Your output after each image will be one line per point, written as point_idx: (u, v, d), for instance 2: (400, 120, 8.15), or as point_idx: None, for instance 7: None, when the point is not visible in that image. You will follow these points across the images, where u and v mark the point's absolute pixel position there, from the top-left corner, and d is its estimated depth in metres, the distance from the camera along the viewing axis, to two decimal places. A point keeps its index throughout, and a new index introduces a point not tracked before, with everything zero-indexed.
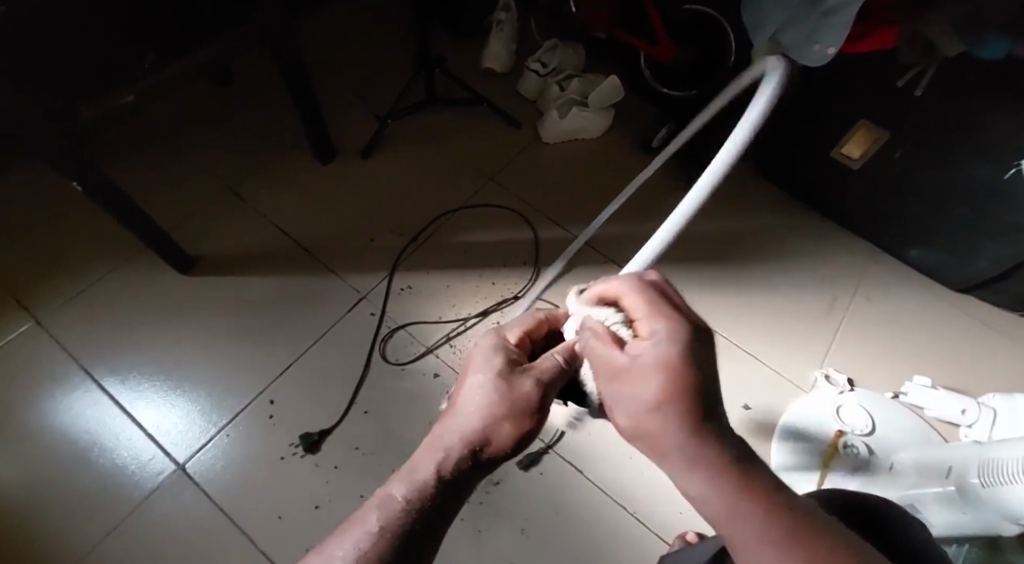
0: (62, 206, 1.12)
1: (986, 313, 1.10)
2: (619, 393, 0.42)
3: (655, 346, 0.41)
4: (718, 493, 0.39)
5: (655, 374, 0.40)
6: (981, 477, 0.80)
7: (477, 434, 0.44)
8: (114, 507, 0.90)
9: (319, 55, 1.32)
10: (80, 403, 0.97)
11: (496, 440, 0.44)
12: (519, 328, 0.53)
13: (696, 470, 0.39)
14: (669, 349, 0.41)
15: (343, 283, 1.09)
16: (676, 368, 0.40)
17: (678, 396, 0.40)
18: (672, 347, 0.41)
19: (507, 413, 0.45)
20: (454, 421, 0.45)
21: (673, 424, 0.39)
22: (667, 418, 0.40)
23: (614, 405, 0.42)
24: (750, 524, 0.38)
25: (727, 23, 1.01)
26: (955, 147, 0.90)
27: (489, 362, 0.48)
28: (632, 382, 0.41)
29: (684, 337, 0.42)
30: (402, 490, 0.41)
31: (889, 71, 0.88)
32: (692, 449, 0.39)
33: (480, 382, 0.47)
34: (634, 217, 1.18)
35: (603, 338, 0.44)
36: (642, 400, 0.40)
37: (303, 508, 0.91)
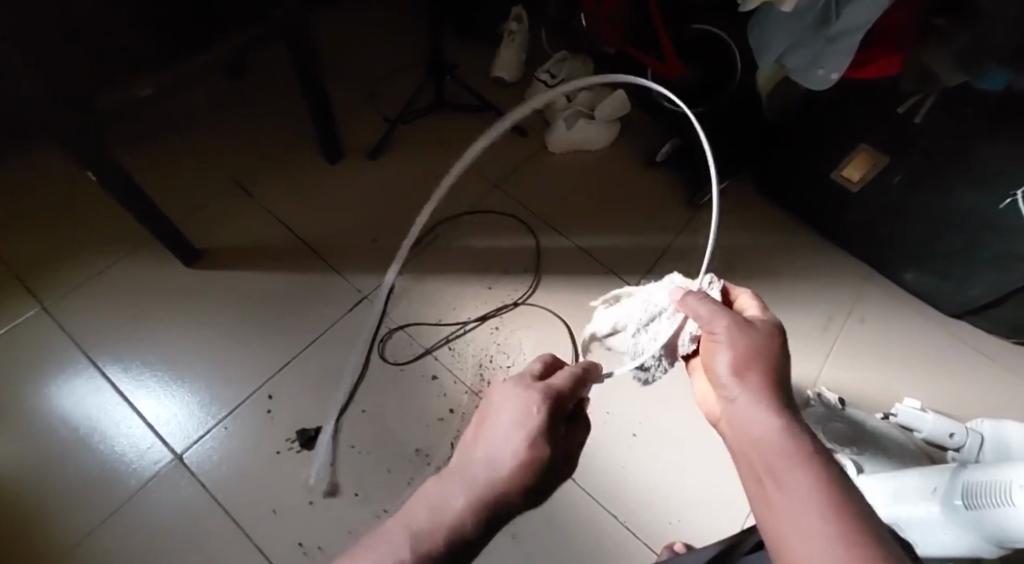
0: (73, 193, 1.14)
1: (979, 340, 1.12)
2: (717, 336, 0.55)
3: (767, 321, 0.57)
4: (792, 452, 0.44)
5: (753, 355, 0.52)
6: (966, 499, 0.79)
7: (511, 476, 0.44)
8: (111, 493, 0.91)
9: (331, 55, 1.34)
10: (82, 389, 0.98)
11: (533, 481, 0.45)
12: (567, 381, 0.53)
13: (756, 396, 0.50)
14: (758, 340, 0.54)
15: (346, 282, 1.11)
16: (760, 356, 0.52)
17: (764, 354, 0.53)
18: (773, 326, 0.56)
19: (536, 482, 0.45)
20: (479, 464, 0.46)
21: (756, 380, 0.51)
22: (749, 373, 0.51)
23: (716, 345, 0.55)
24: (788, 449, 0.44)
25: (735, 46, 1.07)
26: (951, 175, 0.92)
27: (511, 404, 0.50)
28: (742, 336, 0.54)
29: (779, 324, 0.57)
30: (427, 536, 0.41)
31: (890, 97, 0.91)
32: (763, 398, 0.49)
33: (508, 424, 0.48)
34: (636, 229, 1.20)
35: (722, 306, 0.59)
36: (738, 337, 0.54)
37: (296, 503, 0.92)
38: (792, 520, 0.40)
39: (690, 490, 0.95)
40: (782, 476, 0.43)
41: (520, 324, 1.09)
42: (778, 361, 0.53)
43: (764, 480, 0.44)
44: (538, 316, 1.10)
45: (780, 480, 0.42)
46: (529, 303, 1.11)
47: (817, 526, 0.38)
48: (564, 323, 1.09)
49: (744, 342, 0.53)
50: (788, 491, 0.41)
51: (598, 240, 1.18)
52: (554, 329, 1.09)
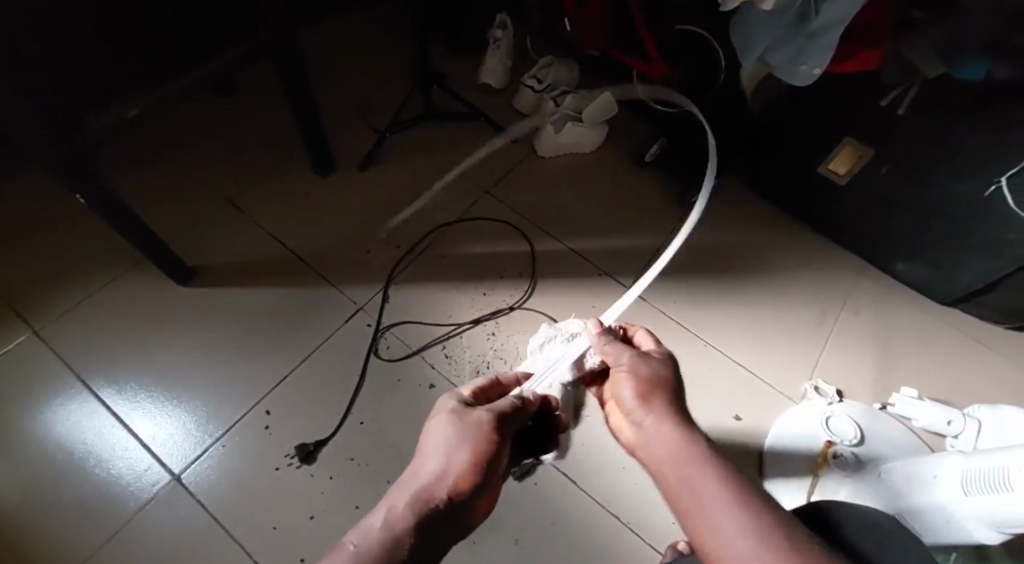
0: (63, 216, 1.13)
1: (972, 326, 1.13)
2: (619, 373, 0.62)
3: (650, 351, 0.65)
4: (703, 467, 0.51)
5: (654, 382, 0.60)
6: (965, 487, 0.79)
7: (447, 465, 0.52)
8: (108, 516, 0.91)
9: (319, 68, 1.35)
10: (76, 413, 0.97)
11: (469, 477, 0.51)
12: (472, 385, 0.65)
13: (663, 422, 0.56)
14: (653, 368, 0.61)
15: (341, 294, 1.11)
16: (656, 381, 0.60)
17: (658, 385, 0.60)
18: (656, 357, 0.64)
19: (468, 442, 0.54)
20: (420, 482, 0.51)
21: (660, 404, 0.58)
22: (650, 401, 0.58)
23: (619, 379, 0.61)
24: (697, 466, 0.51)
25: (718, 45, 1.06)
26: (937, 164, 0.93)
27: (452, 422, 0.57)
28: (641, 369, 0.61)
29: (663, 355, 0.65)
30: (358, 534, 0.44)
31: (873, 90, 0.92)
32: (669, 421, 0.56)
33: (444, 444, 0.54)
34: (628, 230, 1.20)
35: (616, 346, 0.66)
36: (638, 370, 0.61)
37: (297, 519, 0.91)
38: (712, 527, 0.46)
39: None
40: (696, 491, 0.49)
41: (516, 328, 1.09)
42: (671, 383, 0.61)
43: (683, 499, 0.50)
44: (534, 320, 1.10)
45: (695, 497, 0.49)
46: (525, 307, 1.11)
47: (733, 528, 0.45)
48: None
49: (643, 370, 0.61)
50: (703, 503, 0.48)
51: (592, 242, 1.19)
52: None
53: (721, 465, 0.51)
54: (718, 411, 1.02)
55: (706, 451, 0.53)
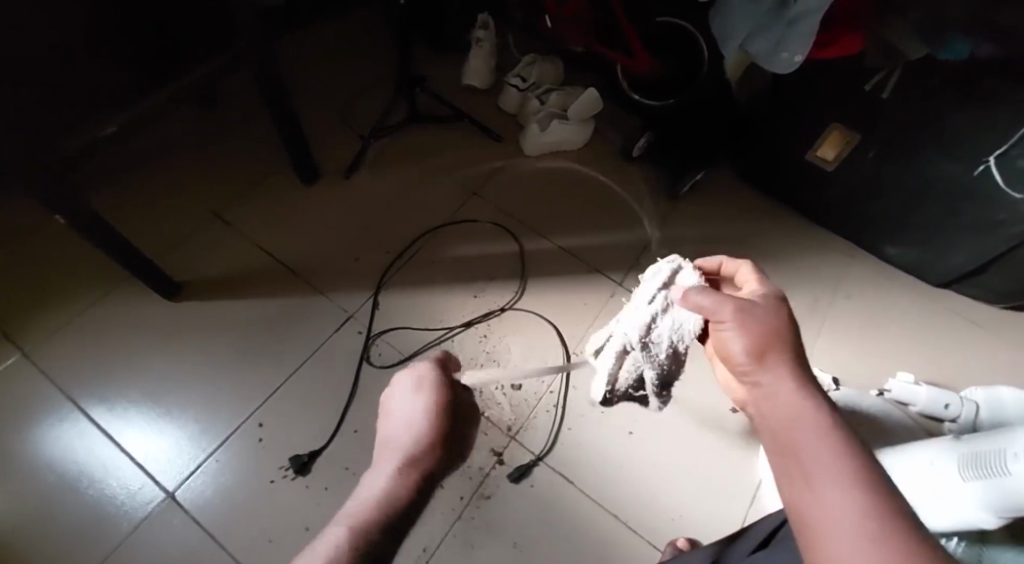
0: (47, 236, 1.13)
1: (968, 308, 1.12)
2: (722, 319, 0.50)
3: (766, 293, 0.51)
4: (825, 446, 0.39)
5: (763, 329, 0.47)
6: (965, 472, 0.78)
7: (418, 443, 0.60)
8: (103, 537, 0.90)
9: (301, 76, 1.34)
10: (67, 434, 0.97)
11: (437, 448, 0.61)
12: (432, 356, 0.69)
13: (782, 383, 0.44)
14: (761, 310, 0.48)
15: (330, 302, 1.10)
16: (767, 327, 0.47)
17: (781, 336, 0.47)
18: (776, 301, 0.50)
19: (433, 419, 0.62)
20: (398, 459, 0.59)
21: (782, 363, 0.45)
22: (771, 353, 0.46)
23: (719, 328, 0.50)
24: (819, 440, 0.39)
25: (699, 35, 1.07)
26: (924, 147, 0.92)
27: (409, 414, 0.63)
28: (752, 318, 0.48)
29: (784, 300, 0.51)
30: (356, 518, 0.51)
31: (857, 74, 0.91)
32: (795, 383, 0.44)
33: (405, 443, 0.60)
34: (617, 225, 1.20)
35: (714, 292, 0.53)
36: (747, 316, 0.48)
37: (294, 531, 0.91)
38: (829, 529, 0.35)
39: (691, 483, 0.95)
40: (817, 472, 0.37)
41: (509, 329, 1.08)
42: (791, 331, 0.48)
43: (793, 472, 0.39)
44: (525, 320, 1.09)
45: (813, 479, 0.37)
46: (516, 308, 1.10)
47: (856, 533, 0.33)
48: (552, 325, 1.09)
49: (757, 318, 0.48)
50: (813, 486, 0.37)
51: (581, 239, 1.18)
52: (542, 332, 1.08)
53: (861, 450, 0.38)
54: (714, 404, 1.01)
55: (840, 425, 0.40)
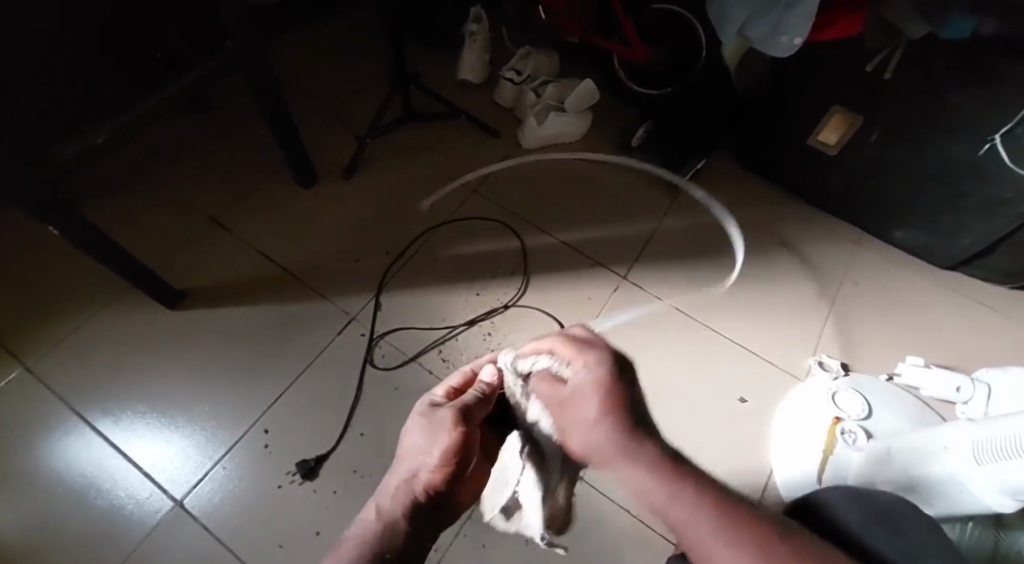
0: (47, 249, 1.12)
1: (977, 290, 1.11)
2: (570, 421, 0.46)
3: (587, 373, 0.45)
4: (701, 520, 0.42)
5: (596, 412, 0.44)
6: (977, 456, 0.77)
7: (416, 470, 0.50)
8: (113, 548, 0.90)
9: (294, 78, 1.33)
10: (74, 446, 0.96)
11: (437, 467, 0.49)
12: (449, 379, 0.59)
13: (635, 468, 0.44)
14: (594, 400, 0.45)
15: (331, 305, 1.09)
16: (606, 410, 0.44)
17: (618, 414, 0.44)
18: (601, 381, 0.45)
19: (433, 441, 0.51)
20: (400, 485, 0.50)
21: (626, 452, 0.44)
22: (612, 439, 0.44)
23: (568, 429, 0.46)
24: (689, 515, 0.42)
25: (699, 23, 1.03)
26: (927, 128, 0.91)
27: (413, 446, 0.52)
28: (590, 422, 0.44)
29: (612, 365, 0.46)
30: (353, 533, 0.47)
31: (858, 56, 0.89)
32: (649, 467, 0.43)
33: (419, 430, 0.53)
34: (618, 218, 1.18)
35: (552, 379, 0.48)
36: (587, 424, 0.44)
37: (305, 536, 0.90)
38: None
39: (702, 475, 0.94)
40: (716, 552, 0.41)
41: (512, 327, 1.07)
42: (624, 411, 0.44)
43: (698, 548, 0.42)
44: (529, 317, 1.08)
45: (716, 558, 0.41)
46: (519, 305, 1.09)
47: None
48: (556, 320, 1.08)
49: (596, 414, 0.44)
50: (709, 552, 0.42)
51: (582, 233, 1.17)
52: (546, 328, 1.07)
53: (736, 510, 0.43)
54: (722, 395, 1.01)
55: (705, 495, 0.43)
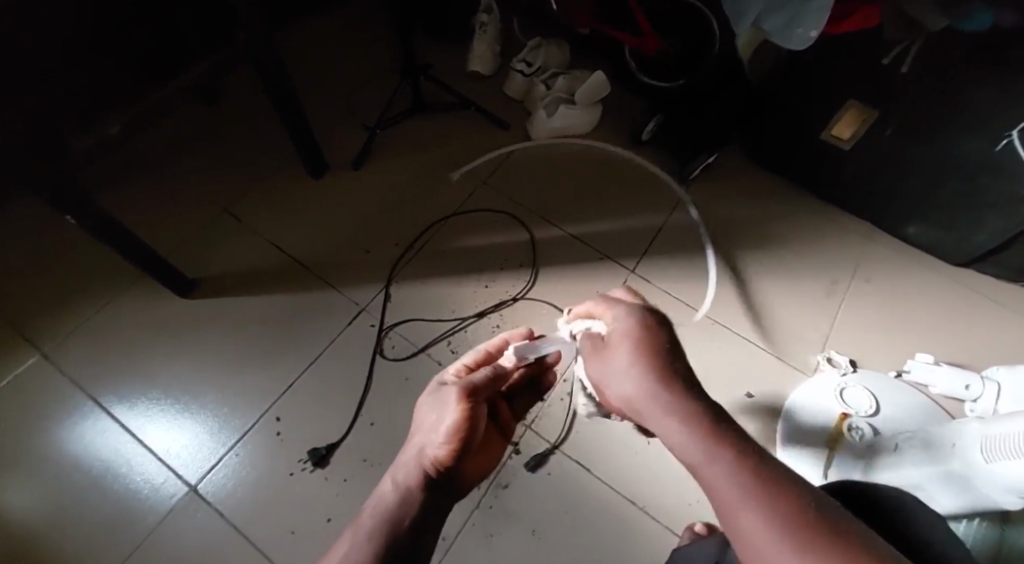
0: (60, 238, 1.14)
1: (987, 286, 1.10)
2: (603, 368, 0.49)
3: (620, 324, 0.50)
4: (727, 467, 0.40)
5: (623, 344, 0.48)
6: (987, 452, 0.76)
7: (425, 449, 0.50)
8: (130, 532, 0.91)
9: (304, 68, 1.33)
10: (90, 431, 0.98)
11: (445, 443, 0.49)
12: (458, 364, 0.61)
13: (667, 415, 0.43)
14: (630, 329, 0.49)
15: (341, 295, 1.10)
16: (634, 338, 0.48)
17: (646, 362, 0.46)
18: (633, 326, 0.49)
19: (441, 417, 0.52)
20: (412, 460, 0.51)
21: (646, 378, 0.45)
22: (638, 380, 0.45)
23: (604, 380, 0.49)
24: (716, 461, 0.40)
25: (710, 14, 1.04)
26: (942, 123, 0.91)
27: (430, 425, 0.52)
28: (626, 348, 0.47)
29: (642, 318, 0.50)
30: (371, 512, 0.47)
31: (875, 49, 0.89)
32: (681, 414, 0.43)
33: (429, 407, 0.54)
34: (626, 212, 1.18)
35: (594, 338, 0.52)
36: (618, 371, 0.47)
37: (316, 521, 0.92)
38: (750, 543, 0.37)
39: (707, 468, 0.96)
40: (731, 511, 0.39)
41: (520, 321, 1.07)
42: (651, 347, 0.47)
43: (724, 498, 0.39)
44: (536, 310, 1.08)
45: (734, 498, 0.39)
46: (527, 298, 1.09)
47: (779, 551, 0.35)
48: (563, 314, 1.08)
49: (635, 338, 0.48)
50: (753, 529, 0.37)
51: (590, 226, 1.17)
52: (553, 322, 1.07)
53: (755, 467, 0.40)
54: (729, 390, 1.01)
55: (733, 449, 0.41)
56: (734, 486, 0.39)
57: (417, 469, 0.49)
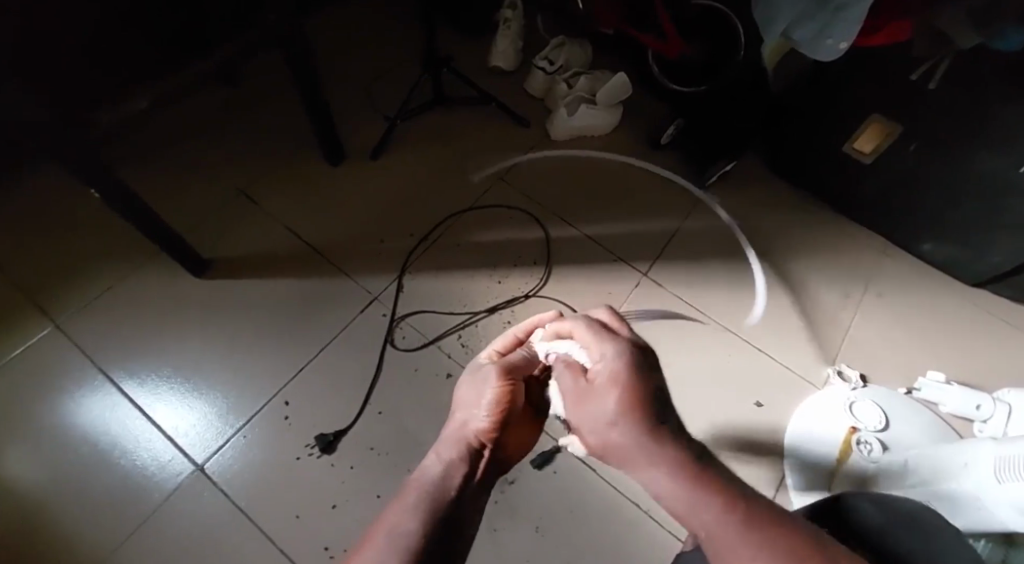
0: (77, 212, 1.14)
1: (1001, 307, 1.10)
2: (586, 412, 0.46)
3: (606, 364, 0.46)
4: (719, 520, 0.38)
5: (610, 387, 0.44)
6: (1000, 474, 0.76)
7: (469, 423, 0.50)
8: (134, 508, 0.92)
9: (326, 56, 1.33)
10: (99, 405, 0.98)
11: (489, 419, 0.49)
12: (489, 349, 0.60)
13: (657, 468, 0.41)
14: (618, 368, 0.45)
15: (354, 283, 1.10)
16: (621, 380, 0.44)
17: (636, 408, 0.42)
18: (621, 365, 0.45)
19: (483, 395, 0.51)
20: (456, 434, 0.50)
21: (632, 423, 0.42)
22: (625, 429, 0.42)
23: (585, 420, 0.46)
24: (709, 518, 0.38)
25: (736, 17, 1.03)
26: (967, 141, 0.90)
27: (473, 402, 0.51)
28: (616, 388, 0.44)
29: (632, 356, 0.46)
30: (419, 482, 0.45)
31: (903, 64, 0.88)
32: (672, 468, 0.41)
33: (468, 387, 0.54)
34: (643, 215, 1.18)
35: (575, 370, 0.48)
36: (602, 418, 0.44)
37: (321, 507, 0.92)
38: None
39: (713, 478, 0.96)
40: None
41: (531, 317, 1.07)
42: (644, 384, 0.44)
43: (718, 556, 0.38)
44: (548, 309, 1.09)
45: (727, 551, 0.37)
46: (540, 295, 1.10)
47: None
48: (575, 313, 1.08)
49: (623, 375, 0.44)
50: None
51: (606, 227, 1.17)
52: None
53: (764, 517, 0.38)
54: (737, 397, 1.01)
55: (739, 506, 0.39)
56: (729, 534, 0.37)
57: (460, 443, 0.48)
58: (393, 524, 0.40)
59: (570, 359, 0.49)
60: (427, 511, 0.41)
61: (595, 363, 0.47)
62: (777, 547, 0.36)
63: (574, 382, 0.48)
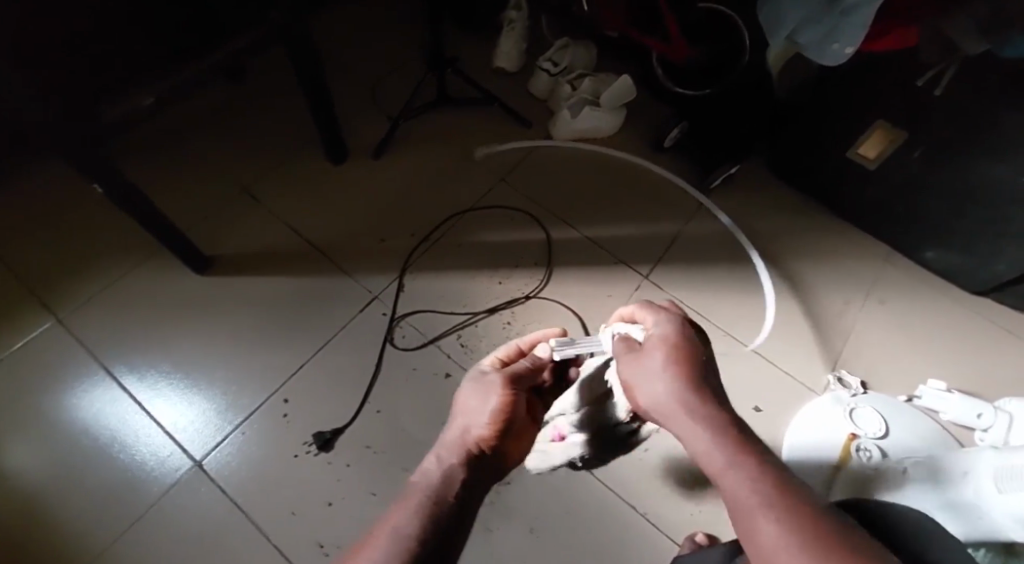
0: (80, 207, 1.14)
1: (1003, 316, 1.09)
2: (634, 372, 0.48)
3: (658, 329, 0.48)
4: (749, 479, 0.39)
5: (658, 347, 0.47)
6: (1001, 485, 0.77)
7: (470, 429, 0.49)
8: (131, 503, 0.92)
9: (331, 54, 1.33)
10: (99, 399, 0.99)
11: (490, 428, 0.49)
12: (493, 356, 0.60)
13: (702, 422, 0.42)
14: (670, 334, 0.47)
15: (354, 282, 1.10)
16: (674, 344, 0.47)
17: (685, 367, 0.45)
18: (673, 332, 0.47)
19: (485, 402, 0.51)
20: (457, 439, 0.49)
21: (682, 379, 0.44)
22: (672, 383, 0.44)
23: (632, 380, 0.48)
24: (740, 474, 0.39)
25: (742, 21, 1.04)
26: (972, 148, 0.90)
27: (475, 409, 0.51)
28: (668, 348, 0.46)
29: (683, 324, 0.49)
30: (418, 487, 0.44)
31: (909, 70, 0.88)
32: (711, 427, 0.42)
33: (471, 392, 0.53)
34: (644, 217, 1.18)
35: (626, 339, 0.51)
36: (649, 373, 0.46)
37: (317, 506, 0.92)
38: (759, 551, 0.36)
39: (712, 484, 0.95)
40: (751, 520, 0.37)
41: (532, 318, 1.07)
42: (694, 348, 0.47)
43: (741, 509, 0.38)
44: (548, 310, 1.08)
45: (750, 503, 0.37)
46: (540, 297, 1.09)
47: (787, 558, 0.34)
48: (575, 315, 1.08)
49: (675, 340, 0.47)
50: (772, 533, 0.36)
51: (607, 230, 1.17)
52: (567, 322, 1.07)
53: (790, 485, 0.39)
54: (735, 402, 1.01)
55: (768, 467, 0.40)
56: (755, 493, 0.38)
57: (461, 449, 0.48)
58: (389, 530, 0.40)
59: (627, 330, 0.52)
60: (424, 517, 0.41)
61: (648, 329, 0.50)
62: (799, 510, 0.36)
63: (625, 347, 0.50)
